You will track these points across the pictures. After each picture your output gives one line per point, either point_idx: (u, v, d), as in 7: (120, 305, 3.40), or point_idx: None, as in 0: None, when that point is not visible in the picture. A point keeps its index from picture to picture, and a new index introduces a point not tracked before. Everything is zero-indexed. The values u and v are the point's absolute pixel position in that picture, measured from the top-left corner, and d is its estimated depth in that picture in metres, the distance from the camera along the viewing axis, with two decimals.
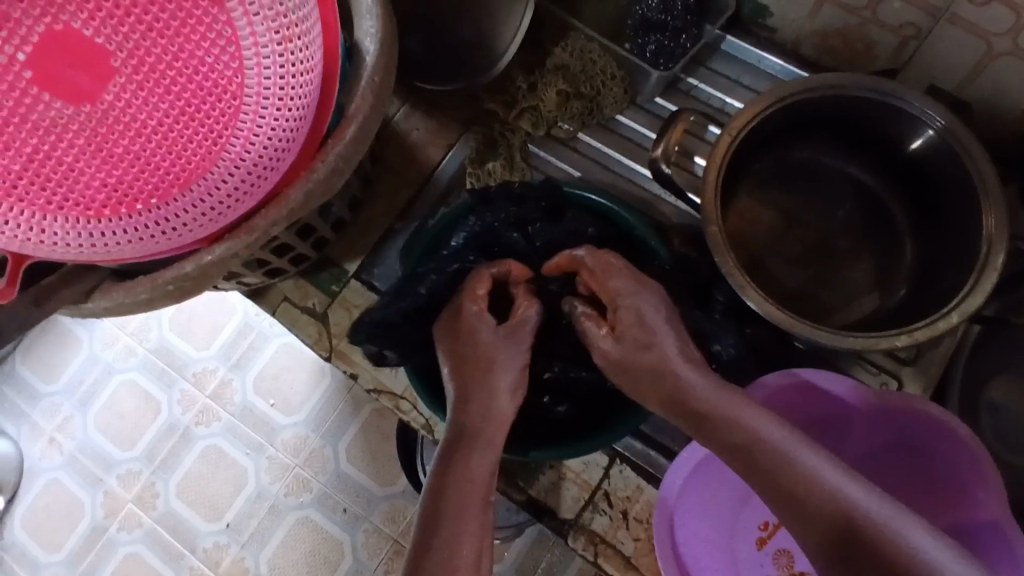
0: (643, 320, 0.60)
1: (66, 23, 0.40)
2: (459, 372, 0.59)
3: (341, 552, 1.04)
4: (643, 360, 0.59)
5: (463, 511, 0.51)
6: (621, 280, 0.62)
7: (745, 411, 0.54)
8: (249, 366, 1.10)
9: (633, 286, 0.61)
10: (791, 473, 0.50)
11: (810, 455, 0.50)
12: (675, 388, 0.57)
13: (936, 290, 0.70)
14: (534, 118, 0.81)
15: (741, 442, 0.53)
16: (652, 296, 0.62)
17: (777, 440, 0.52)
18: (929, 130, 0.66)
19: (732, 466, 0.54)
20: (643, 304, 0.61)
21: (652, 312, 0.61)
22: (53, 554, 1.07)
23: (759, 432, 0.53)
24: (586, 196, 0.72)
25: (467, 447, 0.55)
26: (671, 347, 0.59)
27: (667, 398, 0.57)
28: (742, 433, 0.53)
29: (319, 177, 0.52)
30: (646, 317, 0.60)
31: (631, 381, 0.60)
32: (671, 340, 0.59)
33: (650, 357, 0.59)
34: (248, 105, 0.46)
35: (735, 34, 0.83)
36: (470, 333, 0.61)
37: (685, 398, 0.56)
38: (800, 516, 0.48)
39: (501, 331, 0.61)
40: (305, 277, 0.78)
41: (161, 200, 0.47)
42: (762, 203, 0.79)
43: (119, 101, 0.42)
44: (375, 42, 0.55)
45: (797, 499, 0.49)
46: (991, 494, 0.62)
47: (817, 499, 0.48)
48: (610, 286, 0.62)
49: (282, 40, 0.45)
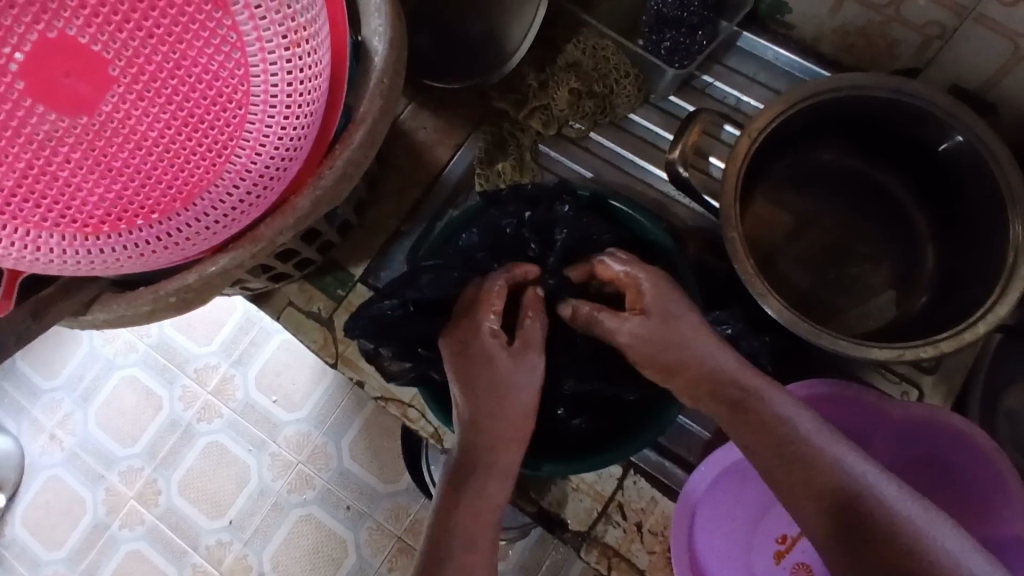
0: (666, 303, 0.58)
1: (61, 31, 0.38)
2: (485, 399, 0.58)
3: (345, 550, 1.02)
4: (665, 332, 0.57)
5: (474, 529, 0.53)
6: (644, 271, 0.60)
7: (779, 397, 0.54)
8: (251, 363, 1.08)
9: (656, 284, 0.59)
10: (816, 458, 0.49)
11: (838, 444, 0.50)
12: (705, 369, 0.56)
13: (962, 299, 0.67)
14: (545, 117, 0.78)
15: (771, 427, 0.52)
16: (671, 284, 0.60)
17: (807, 430, 0.51)
18: (958, 136, 0.64)
19: (747, 448, 0.53)
20: (668, 291, 0.59)
21: (675, 293, 0.59)
22: (54, 551, 1.06)
23: (790, 418, 0.52)
24: (599, 198, 0.70)
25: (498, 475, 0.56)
26: (699, 334, 0.58)
27: (703, 374, 0.57)
28: (771, 421, 0.52)
29: (325, 185, 0.50)
30: (669, 300, 0.59)
31: (663, 371, 0.58)
32: (698, 325, 0.58)
33: (670, 330, 0.57)
34: (254, 114, 0.44)
35: (752, 30, 0.81)
36: (507, 371, 0.59)
37: (720, 375, 0.56)
38: (817, 502, 0.48)
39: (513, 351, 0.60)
40: (310, 282, 0.76)
41: (163, 215, 0.44)
42: (778, 206, 0.77)
43: (117, 112, 0.40)
44: (384, 41, 0.53)
45: (813, 482, 0.48)
46: (1014, 509, 0.61)
47: (836, 486, 0.47)
48: (636, 278, 0.60)
49: (290, 45, 0.43)
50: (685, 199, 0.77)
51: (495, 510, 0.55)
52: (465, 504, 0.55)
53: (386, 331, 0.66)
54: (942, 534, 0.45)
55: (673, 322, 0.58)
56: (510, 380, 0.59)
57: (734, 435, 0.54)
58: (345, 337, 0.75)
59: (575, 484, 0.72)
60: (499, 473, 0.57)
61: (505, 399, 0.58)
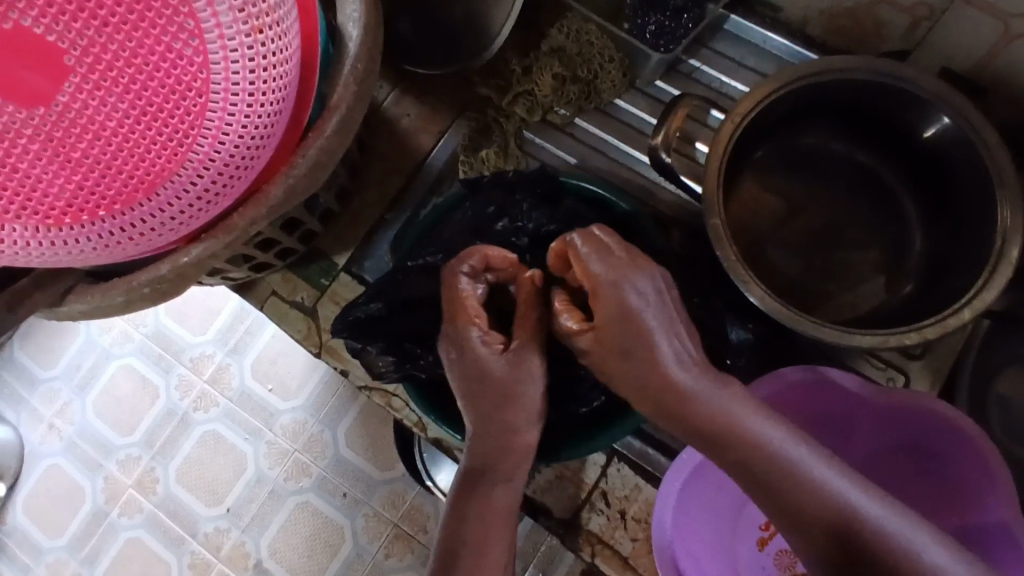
0: (626, 305, 0.50)
1: (16, 22, 0.38)
2: (472, 404, 0.56)
3: (342, 536, 1.02)
4: (626, 339, 0.50)
5: (487, 535, 0.54)
6: (612, 269, 0.51)
7: (743, 413, 0.50)
8: (246, 351, 1.07)
9: (620, 270, 0.51)
10: (798, 488, 0.47)
11: (822, 467, 0.48)
12: (668, 396, 0.50)
13: (950, 285, 0.67)
14: (529, 104, 0.78)
15: (745, 459, 0.49)
16: (644, 279, 0.52)
17: (782, 453, 0.48)
18: (944, 118, 0.63)
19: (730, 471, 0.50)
20: (629, 296, 0.50)
21: (637, 291, 0.51)
22: (55, 538, 1.07)
23: (761, 440, 0.49)
24: (583, 186, 0.69)
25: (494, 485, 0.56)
26: (665, 351, 0.50)
27: (653, 399, 0.51)
28: (762, 456, 0.48)
29: (299, 173, 0.49)
30: (633, 312, 0.50)
31: (615, 377, 0.52)
32: (664, 335, 0.51)
33: (638, 336, 0.50)
34: (216, 102, 0.43)
35: (740, 13, 0.80)
36: (496, 385, 0.55)
37: (680, 405, 0.50)
38: (800, 521, 0.47)
39: (510, 358, 0.55)
40: (293, 271, 0.76)
41: (126, 206, 0.44)
42: (765, 191, 0.77)
43: (74, 102, 0.41)
44: (358, 26, 0.52)
45: (794, 507, 0.47)
46: (1000, 498, 0.60)
47: (820, 512, 0.47)
48: (595, 280, 0.51)
49: (252, 32, 0.42)
50: (671, 185, 0.76)
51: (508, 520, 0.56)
52: (472, 505, 0.55)
53: (367, 326, 0.67)
54: (932, 549, 0.45)
55: (641, 335, 0.50)
56: (488, 393, 0.55)
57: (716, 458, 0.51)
58: (328, 327, 0.75)
59: (558, 472, 0.72)
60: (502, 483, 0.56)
61: (494, 410, 0.55)
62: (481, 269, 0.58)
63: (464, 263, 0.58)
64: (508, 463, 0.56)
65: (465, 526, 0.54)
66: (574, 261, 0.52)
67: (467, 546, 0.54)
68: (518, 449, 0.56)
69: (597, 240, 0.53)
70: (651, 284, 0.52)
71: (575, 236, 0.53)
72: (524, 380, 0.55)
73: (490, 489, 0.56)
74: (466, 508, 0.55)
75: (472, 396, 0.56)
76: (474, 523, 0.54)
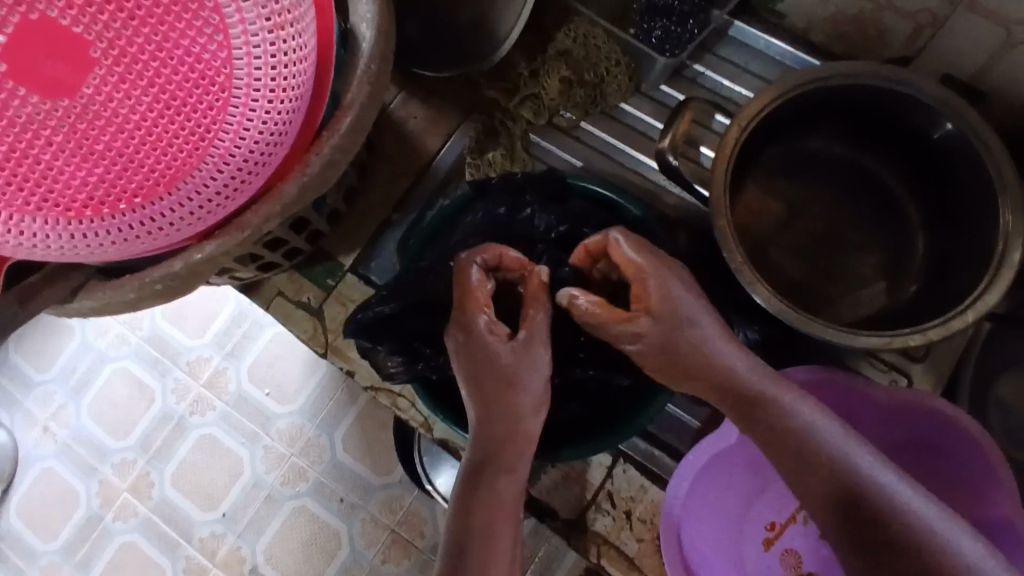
0: (677, 301, 0.53)
1: (43, 13, 0.39)
2: (475, 389, 0.56)
3: (338, 542, 1.01)
4: (677, 335, 0.53)
5: (494, 523, 0.53)
6: (653, 259, 0.55)
7: (790, 395, 0.52)
8: (244, 355, 1.06)
9: (662, 263, 0.55)
10: (829, 461, 0.48)
11: (862, 451, 0.48)
12: (717, 371, 0.53)
13: (950, 285, 0.68)
14: (536, 106, 0.79)
15: (785, 432, 0.50)
16: (684, 273, 0.55)
17: (823, 430, 0.49)
18: (946, 123, 0.64)
19: (766, 451, 0.51)
20: (673, 284, 0.54)
21: (682, 286, 0.54)
22: (49, 543, 1.05)
23: (801, 417, 0.50)
24: (593, 189, 0.69)
25: (496, 473, 0.55)
26: (713, 332, 0.54)
27: (709, 382, 0.53)
28: (793, 433, 0.50)
29: (312, 172, 0.49)
30: (678, 299, 0.53)
31: (663, 370, 0.54)
32: (711, 319, 0.54)
33: (684, 334, 0.53)
34: (238, 98, 0.43)
35: (744, 19, 0.81)
36: (499, 369, 0.56)
37: (728, 382, 0.53)
38: (823, 495, 0.48)
39: (516, 345, 0.56)
40: (298, 271, 0.77)
41: (146, 199, 0.45)
42: (769, 196, 0.77)
43: (99, 95, 0.41)
44: (371, 28, 0.52)
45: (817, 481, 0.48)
46: (1004, 493, 0.61)
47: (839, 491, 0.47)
48: (640, 268, 0.54)
49: (274, 28, 0.43)
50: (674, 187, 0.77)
51: (510, 504, 0.55)
52: (479, 497, 0.54)
53: (376, 325, 0.67)
54: (961, 537, 0.45)
55: (694, 321, 0.53)
56: (490, 375, 0.56)
57: (752, 438, 0.52)
58: (333, 327, 0.76)
59: (564, 472, 0.73)
60: (505, 483, 0.55)
61: (494, 398, 0.56)
62: (499, 256, 0.59)
63: (478, 256, 0.58)
64: (519, 459, 0.56)
65: (471, 526, 0.53)
66: (614, 256, 0.56)
67: (473, 546, 0.52)
68: (520, 437, 0.56)
69: (635, 235, 0.56)
70: (686, 276, 0.55)
71: (611, 232, 0.56)
72: (530, 367, 0.56)
73: (497, 476, 0.55)
74: (472, 501, 0.54)
75: (478, 384, 0.56)
76: (480, 514, 0.53)
